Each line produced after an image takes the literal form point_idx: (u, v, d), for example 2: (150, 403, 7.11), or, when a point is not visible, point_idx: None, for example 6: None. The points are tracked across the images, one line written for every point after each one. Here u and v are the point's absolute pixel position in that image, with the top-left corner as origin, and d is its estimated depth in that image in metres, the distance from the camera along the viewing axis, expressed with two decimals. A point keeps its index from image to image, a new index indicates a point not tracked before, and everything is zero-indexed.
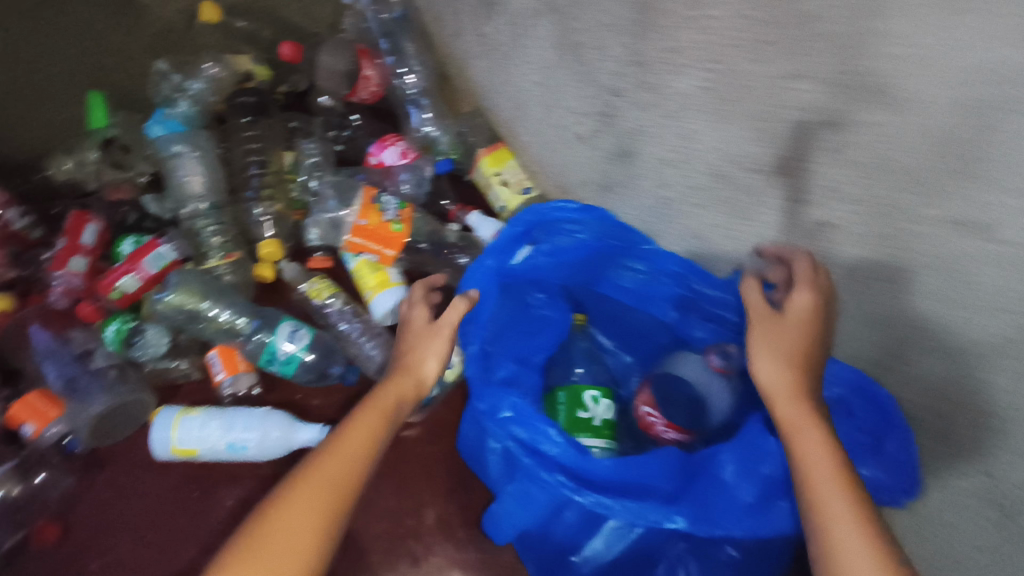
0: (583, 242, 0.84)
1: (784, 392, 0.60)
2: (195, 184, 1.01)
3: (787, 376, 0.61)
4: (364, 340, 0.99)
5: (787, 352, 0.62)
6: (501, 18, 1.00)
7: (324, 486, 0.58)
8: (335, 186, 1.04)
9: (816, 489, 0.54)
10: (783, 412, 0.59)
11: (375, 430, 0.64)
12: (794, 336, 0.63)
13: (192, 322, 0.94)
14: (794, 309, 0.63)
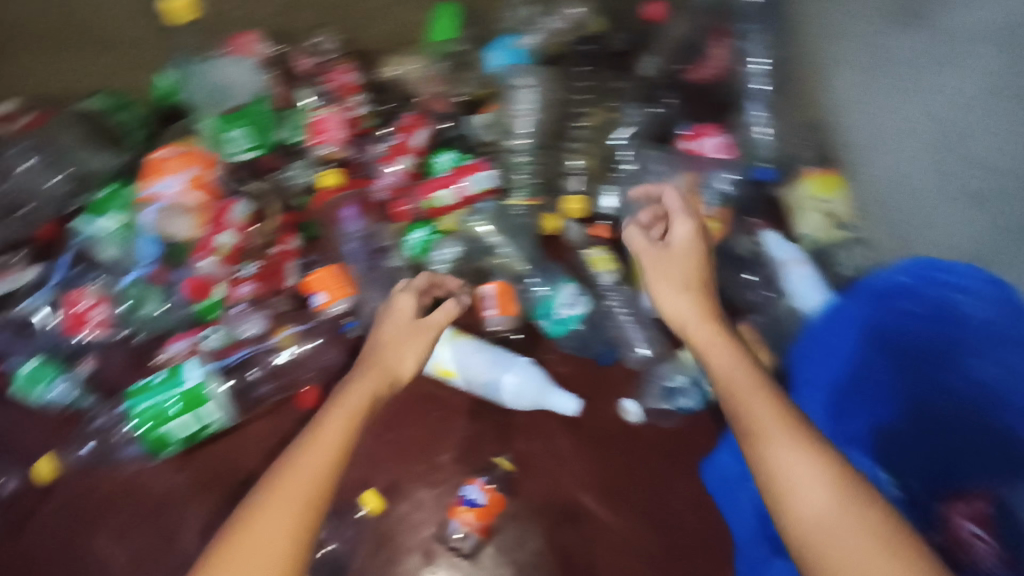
0: (980, 317, 0.76)
1: (718, 346, 0.65)
2: (524, 121, 0.98)
3: (709, 328, 0.67)
4: (633, 326, 0.94)
5: (695, 292, 0.71)
6: (920, 32, 0.80)
7: (299, 498, 0.56)
8: (662, 159, 1.00)
9: (774, 442, 0.54)
10: (703, 349, 0.65)
11: (351, 436, 0.62)
12: (691, 279, 0.72)
13: (484, 254, 0.94)
14: (679, 241, 0.76)
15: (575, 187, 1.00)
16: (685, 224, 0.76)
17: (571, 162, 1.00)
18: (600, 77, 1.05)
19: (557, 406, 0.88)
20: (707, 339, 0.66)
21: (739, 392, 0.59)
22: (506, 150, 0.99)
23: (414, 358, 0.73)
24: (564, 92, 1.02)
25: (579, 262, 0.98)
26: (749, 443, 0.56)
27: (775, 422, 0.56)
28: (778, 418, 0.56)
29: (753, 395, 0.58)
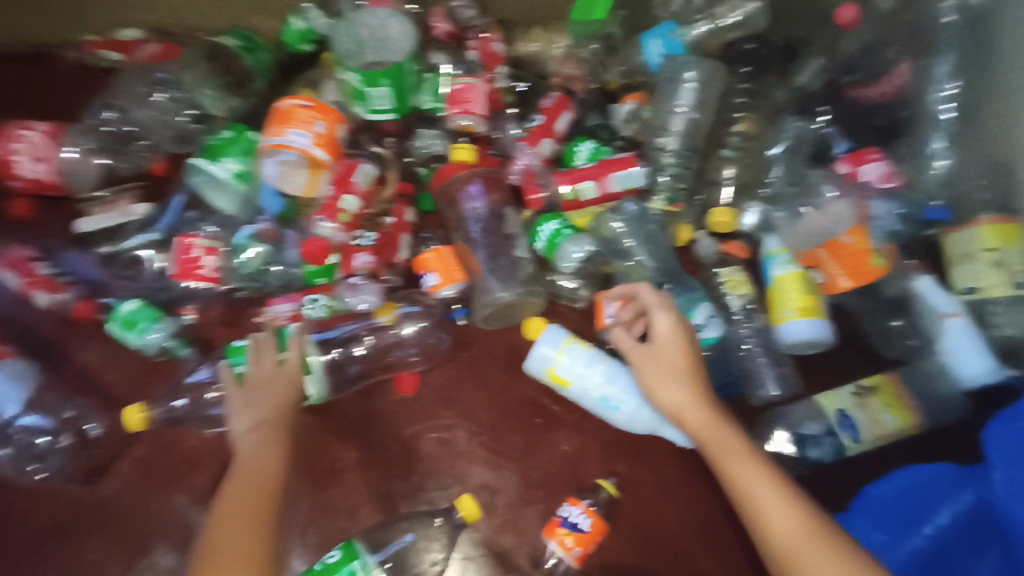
0: None
1: (723, 436, 0.64)
2: (682, 119, 0.90)
3: (731, 434, 0.64)
4: (764, 362, 0.88)
5: (688, 381, 0.67)
6: None
7: (234, 540, 0.57)
8: (828, 179, 0.89)
9: (757, 497, 0.59)
10: (717, 446, 0.64)
11: (272, 474, 0.63)
12: (682, 367, 0.68)
13: (616, 258, 0.86)
14: (659, 331, 0.70)
15: (723, 198, 0.93)
16: (663, 317, 0.70)
17: (724, 172, 0.93)
18: (765, 83, 0.96)
19: (673, 436, 0.78)
20: (739, 446, 0.63)
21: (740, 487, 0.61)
22: (655, 149, 0.90)
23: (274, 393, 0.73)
24: (725, 96, 0.95)
25: (712, 281, 0.91)
26: (762, 538, 0.58)
27: (796, 527, 0.57)
28: (797, 520, 0.57)
29: (754, 475, 0.61)
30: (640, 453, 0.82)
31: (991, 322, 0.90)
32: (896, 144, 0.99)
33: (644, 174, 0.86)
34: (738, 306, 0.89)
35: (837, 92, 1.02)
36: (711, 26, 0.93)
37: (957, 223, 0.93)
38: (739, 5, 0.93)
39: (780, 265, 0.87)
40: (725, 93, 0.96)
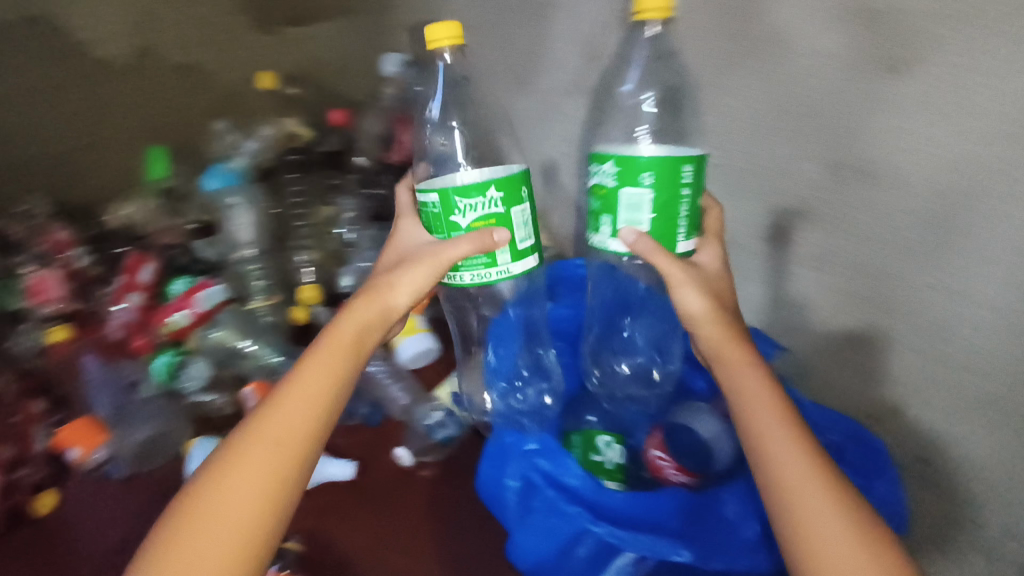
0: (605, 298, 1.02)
1: (743, 338, 0.65)
2: (246, 233, 1.11)
3: (720, 331, 0.65)
4: (390, 384, 1.09)
5: (725, 318, 0.66)
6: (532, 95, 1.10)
7: (257, 471, 0.54)
8: (371, 236, 1.14)
9: (748, 391, 0.61)
10: (740, 359, 0.64)
11: (259, 479, 0.54)
12: (712, 272, 0.68)
13: (235, 358, 1.02)
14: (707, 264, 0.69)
15: (306, 278, 1.12)
16: (709, 251, 0.70)
17: (298, 259, 1.13)
18: (313, 183, 1.23)
19: (334, 474, 0.95)
20: (728, 340, 0.65)
21: (744, 391, 0.61)
22: (235, 263, 1.10)
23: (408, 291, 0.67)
24: (283, 202, 1.19)
25: None
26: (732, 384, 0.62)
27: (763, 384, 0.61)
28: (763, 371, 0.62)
29: (762, 396, 0.60)
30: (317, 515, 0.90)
31: None
32: None
33: (224, 286, 1.02)
34: None
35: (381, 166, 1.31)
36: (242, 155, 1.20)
37: None
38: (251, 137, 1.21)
39: None
40: (283, 201, 1.19)
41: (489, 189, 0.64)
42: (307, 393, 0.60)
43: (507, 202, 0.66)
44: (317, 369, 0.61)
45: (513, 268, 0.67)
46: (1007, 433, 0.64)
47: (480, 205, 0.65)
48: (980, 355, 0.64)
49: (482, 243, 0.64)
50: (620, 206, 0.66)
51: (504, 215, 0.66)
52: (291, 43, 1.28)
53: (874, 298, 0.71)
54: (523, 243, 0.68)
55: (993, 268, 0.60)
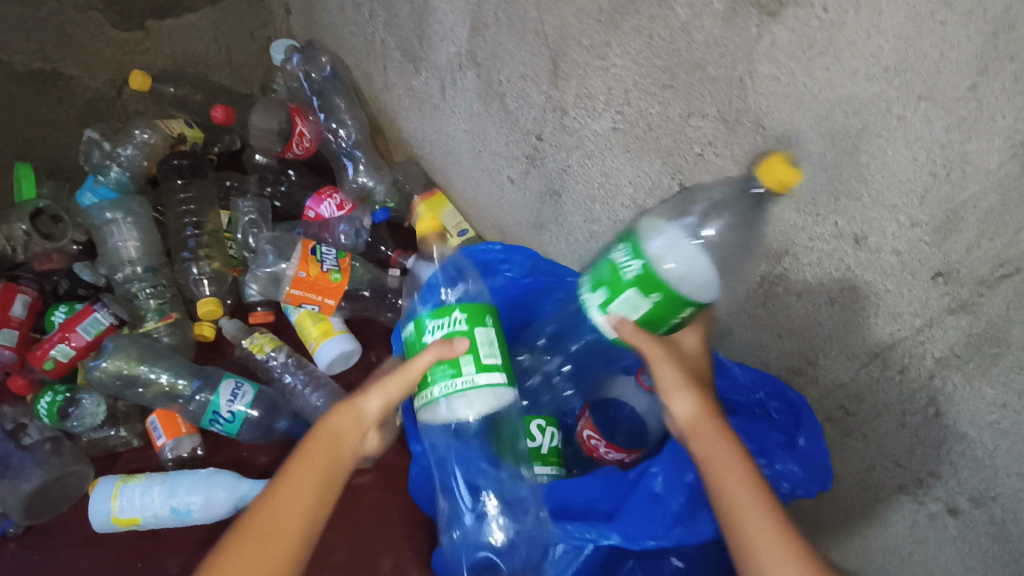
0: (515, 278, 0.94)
1: (681, 392, 0.60)
2: (131, 249, 1.01)
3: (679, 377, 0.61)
4: (309, 392, 1.02)
5: (692, 391, 0.60)
6: (428, 73, 1.05)
7: None
8: (272, 241, 1.04)
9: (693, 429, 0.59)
10: (697, 421, 0.59)
11: None
12: (636, 336, 0.59)
13: (129, 388, 0.93)
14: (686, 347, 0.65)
15: (206, 290, 1.04)
16: (688, 333, 0.66)
17: (192, 270, 1.04)
18: (202, 187, 1.13)
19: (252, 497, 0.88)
20: (685, 382, 0.61)
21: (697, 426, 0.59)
22: (122, 282, 1.01)
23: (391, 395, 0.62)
24: (172, 210, 1.10)
25: (245, 355, 1.04)
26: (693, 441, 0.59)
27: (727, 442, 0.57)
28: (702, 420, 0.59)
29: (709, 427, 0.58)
30: None
31: None
32: (337, 179, 1.26)
33: (108, 311, 0.95)
34: (277, 362, 1.03)
35: (282, 160, 1.25)
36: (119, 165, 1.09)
37: (405, 218, 1.22)
38: (127, 141, 1.11)
39: (292, 311, 1.06)
40: (172, 208, 1.10)
41: (454, 311, 0.63)
42: (285, 506, 0.53)
43: (471, 322, 0.62)
44: (300, 481, 0.55)
45: (476, 378, 0.60)
46: (917, 371, 0.64)
47: (447, 325, 0.62)
48: (890, 300, 0.62)
49: (437, 349, 0.60)
50: (619, 296, 0.58)
51: (467, 333, 0.62)
52: (161, 37, 1.16)
53: (783, 252, 0.69)
54: (489, 357, 0.61)
55: (893, 213, 0.58)
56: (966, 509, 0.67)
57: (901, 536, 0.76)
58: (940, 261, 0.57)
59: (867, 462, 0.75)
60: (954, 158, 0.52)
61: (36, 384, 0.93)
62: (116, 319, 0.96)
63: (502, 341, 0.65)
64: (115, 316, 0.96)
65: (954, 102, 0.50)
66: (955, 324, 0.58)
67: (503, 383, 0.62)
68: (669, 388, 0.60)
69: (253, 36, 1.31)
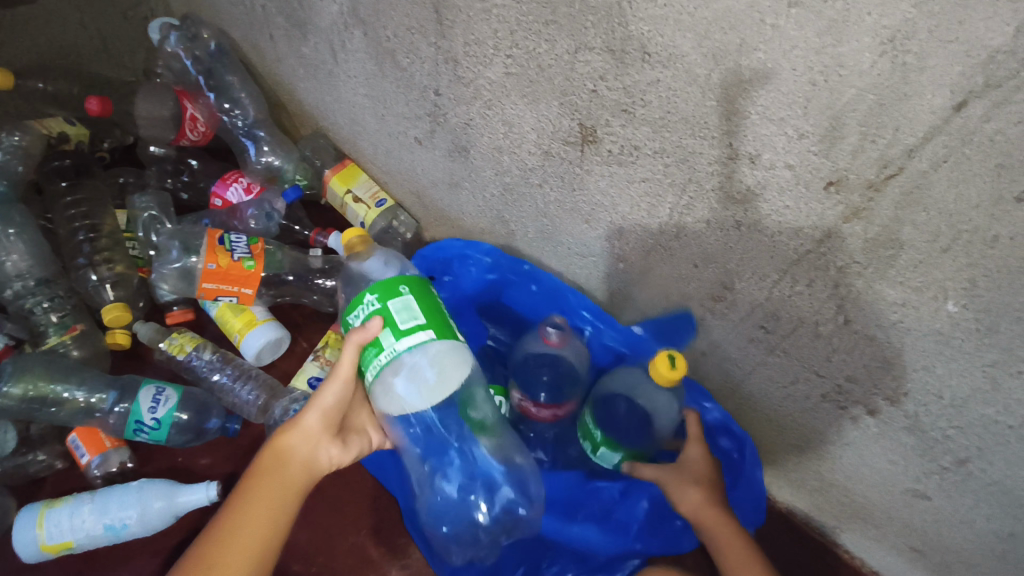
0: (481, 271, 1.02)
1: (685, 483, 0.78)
2: (18, 263, 0.93)
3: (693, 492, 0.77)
4: (240, 386, 0.98)
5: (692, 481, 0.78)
6: (315, 37, 0.99)
7: None
8: (176, 236, 0.99)
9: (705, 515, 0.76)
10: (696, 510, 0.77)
11: None
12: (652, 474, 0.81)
13: (38, 409, 0.87)
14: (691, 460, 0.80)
15: (110, 296, 0.98)
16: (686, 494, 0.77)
17: (91, 277, 0.98)
18: (92, 187, 1.06)
19: (190, 501, 0.85)
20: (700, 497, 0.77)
21: (701, 514, 0.76)
22: (13, 300, 0.93)
23: (338, 401, 0.69)
24: (60, 216, 1.02)
25: (166, 359, 0.99)
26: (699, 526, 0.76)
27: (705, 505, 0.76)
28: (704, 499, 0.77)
29: (712, 514, 0.75)
30: (189, 536, 0.87)
31: (394, 229, 1.13)
32: (241, 162, 1.19)
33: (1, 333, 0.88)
34: (201, 361, 0.98)
35: (180, 149, 1.18)
36: None
37: (320, 193, 1.18)
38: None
39: (211, 305, 1.01)
40: (60, 213, 1.02)
41: (366, 296, 0.65)
42: (241, 527, 0.60)
43: (383, 298, 0.64)
44: (263, 492, 0.62)
45: (397, 346, 0.62)
46: (824, 282, 0.65)
47: (364, 310, 0.65)
48: (790, 215, 0.62)
49: (354, 340, 0.64)
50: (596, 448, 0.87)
51: (381, 309, 0.64)
52: (16, 28, 1.06)
53: (687, 180, 0.68)
54: (407, 323, 0.63)
55: (781, 127, 0.57)
56: (884, 409, 0.70)
57: (830, 441, 0.79)
58: (830, 168, 0.56)
59: (792, 377, 0.77)
60: (830, 61, 0.50)
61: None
62: (11, 341, 0.89)
63: (425, 302, 0.66)
64: (10, 337, 0.90)
65: (823, 4, 0.48)
66: (851, 232, 0.59)
67: (431, 338, 0.64)
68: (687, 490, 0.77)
69: (125, 17, 1.21)
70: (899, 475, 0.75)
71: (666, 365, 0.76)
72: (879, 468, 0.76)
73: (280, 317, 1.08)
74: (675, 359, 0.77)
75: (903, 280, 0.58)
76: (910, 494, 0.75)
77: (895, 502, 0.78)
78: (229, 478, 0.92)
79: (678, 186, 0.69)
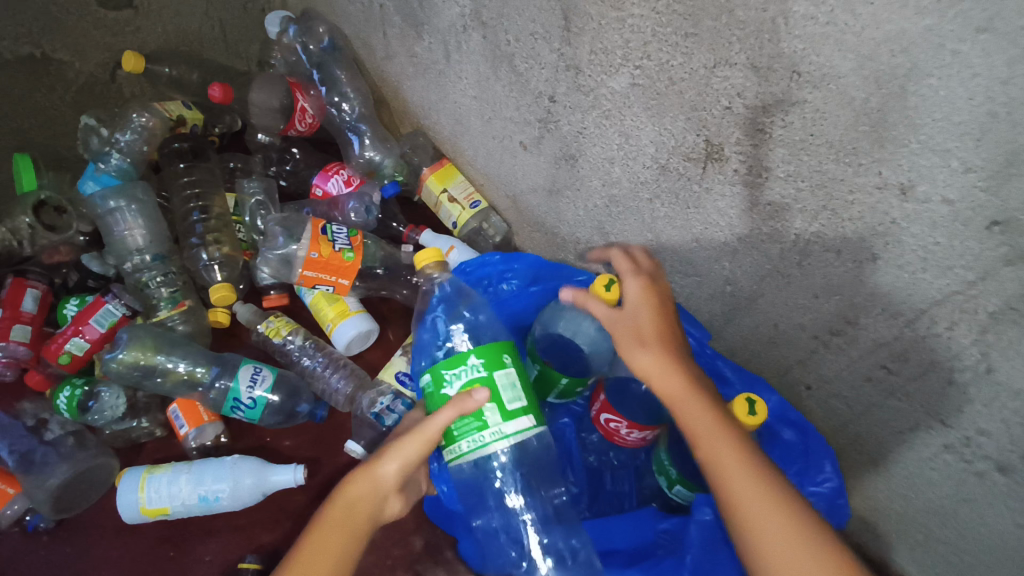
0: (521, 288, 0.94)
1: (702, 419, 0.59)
2: (137, 237, 0.99)
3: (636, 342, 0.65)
4: (330, 373, 1.01)
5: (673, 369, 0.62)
6: (431, 37, 1.01)
7: None
8: (281, 222, 1.01)
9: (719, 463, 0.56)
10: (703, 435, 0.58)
11: None
12: (647, 332, 0.66)
13: (147, 378, 0.91)
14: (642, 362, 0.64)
15: (217, 276, 1.03)
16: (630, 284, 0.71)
17: (202, 256, 1.02)
18: (206, 170, 1.11)
19: (279, 483, 0.87)
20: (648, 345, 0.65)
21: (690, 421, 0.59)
22: (131, 272, 1.00)
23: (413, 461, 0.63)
24: (176, 195, 1.07)
25: (262, 340, 1.03)
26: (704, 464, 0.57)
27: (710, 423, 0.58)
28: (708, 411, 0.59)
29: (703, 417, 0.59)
30: (272, 516, 0.89)
31: (485, 232, 1.14)
32: (343, 154, 1.22)
33: (121, 302, 0.94)
34: (294, 345, 1.01)
35: (286, 138, 1.21)
36: (117, 152, 1.07)
37: (414, 190, 1.20)
38: (124, 125, 1.08)
39: (306, 293, 1.03)
40: (176, 193, 1.08)
41: (471, 357, 0.64)
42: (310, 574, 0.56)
43: (489, 367, 0.63)
44: (329, 541, 0.58)
45: (504, 428, 0.61)
46: (967, 327, 0.60)
47: (466, 372, 0.63)
48: (939, 252, 0.58)
49: (457, 405, 0.60)
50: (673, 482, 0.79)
51: (486, 379, 0.63)
52: (150, 14, 1.13)
53: (821, 206, 0.64)
54: (512, 403, 0.63)
55: (944, 158, 0.53)
56: (1019, 468, 0.64)
57: (947, 496, 0.73)
58: (993, 207, 0.52)
59: (910, 423, 0.72)
60: (1006, 94, 0.47)
61: (53, 378, 0.93)
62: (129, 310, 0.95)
63: (523, 381, 0.66)
64: (127, 307, 0.95)
65: (1019, 31, 0.44)
66: (1014, 279, 0.54)
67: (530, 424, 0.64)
68: (672, 388, 0.61)
69: (247, 9, 1.27)
70: None
71: (746, 411, 0.67)
72: (1004, 530, 0.69)
73: (369, 309, 1.09)
74: (756, 404, 0.68)
75: None
76: None
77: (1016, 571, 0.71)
78: (312, 464, 0.94)
79: (792, 212, 0.68)
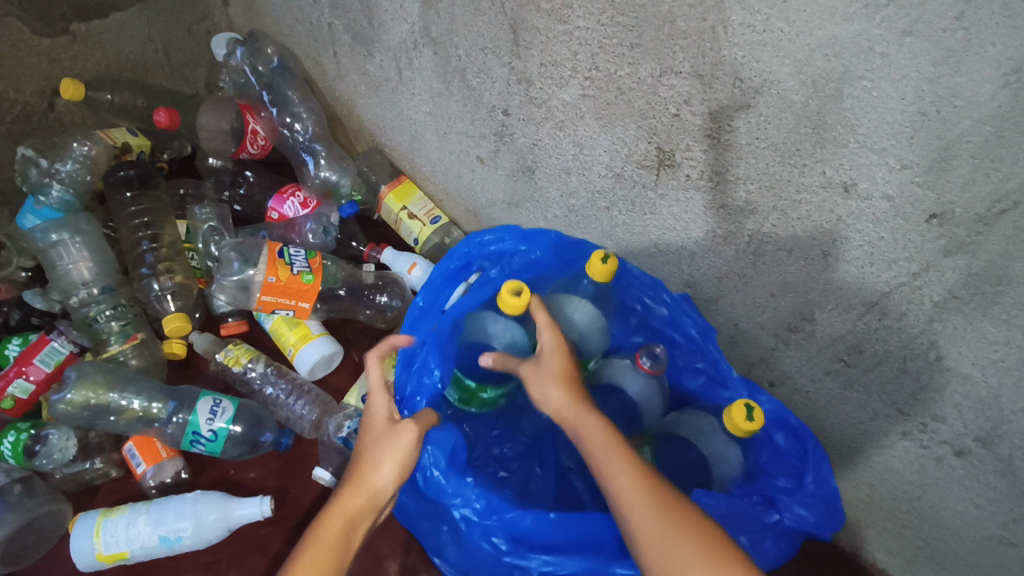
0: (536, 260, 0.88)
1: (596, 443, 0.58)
2: (83, 270, 0.96)
3: (558, 392, 0.62)
4: (293, 400, 0.98)
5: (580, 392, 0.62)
6: (382, 55, 1.01)
7: None
8: (235, 247, 0.99)
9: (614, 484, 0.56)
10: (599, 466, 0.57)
11: None
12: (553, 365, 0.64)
13: (99, 418, 0.87)
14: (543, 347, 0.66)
15: (170, 306, 0.99)
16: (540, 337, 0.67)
17: (154, 286, 0.99)
18: (155, 198, 1.08)
19: (244, 517, 0.84)
20: (557, 383, 0.63)
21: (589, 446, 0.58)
22: (78, 307, 0.96)
23: (393, 467, 0.62)
24: (123, 225, 1.04)
25: (221, 370, 1.00)
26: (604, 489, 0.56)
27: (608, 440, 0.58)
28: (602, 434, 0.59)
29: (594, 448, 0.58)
30: (239, 551, 0.86)
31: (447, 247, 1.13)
32: (298, 175, 1.21)
33: (68, 339, 0.89)
34: (256, 373, 0.98)
35: (238, 161, 1.19)
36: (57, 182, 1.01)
37: (374, 209, 1.19)
38: (64, 154, 1.02)
39: (266, 318, 1.01)
40: (123, 222, 1.04)
41: None
42: None
43: None
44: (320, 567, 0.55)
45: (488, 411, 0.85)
46: (916, 316, 0.62)
47: None
48: (884, 247, 0.60)
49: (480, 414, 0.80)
50: None
51: None
52: (88, 40, 1.10)
53: (770, 207, 0.66)
54: None
55: (881, 157, 0.55)
56: (973, 450, 0.66)
57: (909, 482, 0.75)
58: (930, 200, 0.54)
59: (868, 413, 0.74)
60: (934, 92, 0.49)
61: None
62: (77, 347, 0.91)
63: None
64: (75, 343, 0.91)
65: (941, 33, 0.46)
66: (954, 268, 0.56)
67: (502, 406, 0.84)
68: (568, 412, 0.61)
69: (190, 31, 1.25)
70: (986, 523, 0.70)
71: (743, 416, 0.70)
72: (965, 512, 0.71)
73: (331, 331, 1.07)
74: (753, 411, 0.71)
75: (997, 323, 0.56)
76: (996, 541, 0.70)
77: (978, 551, 0.73)
78: (279, 495, 0.91)
79: (742, 212, 0.69)
